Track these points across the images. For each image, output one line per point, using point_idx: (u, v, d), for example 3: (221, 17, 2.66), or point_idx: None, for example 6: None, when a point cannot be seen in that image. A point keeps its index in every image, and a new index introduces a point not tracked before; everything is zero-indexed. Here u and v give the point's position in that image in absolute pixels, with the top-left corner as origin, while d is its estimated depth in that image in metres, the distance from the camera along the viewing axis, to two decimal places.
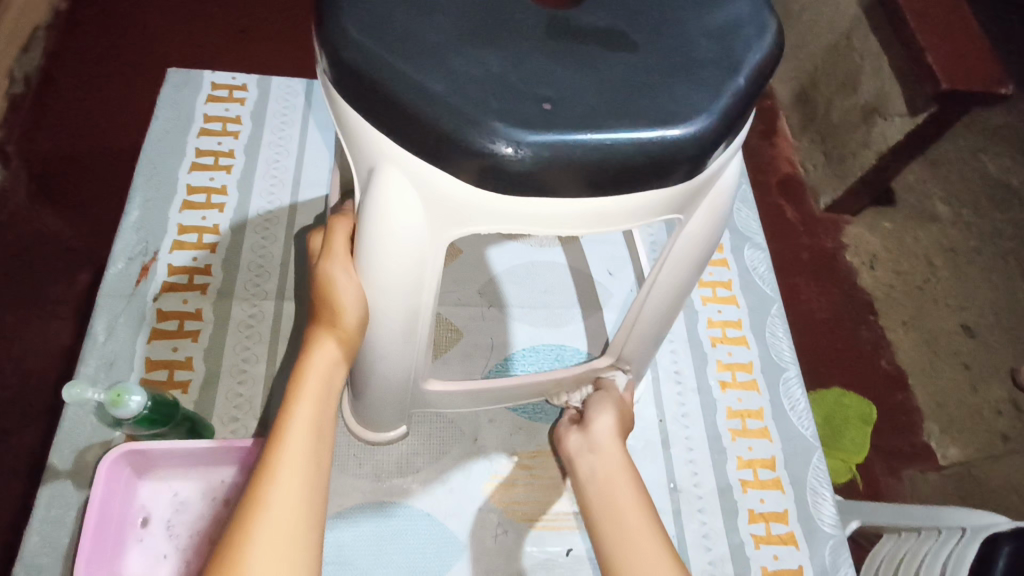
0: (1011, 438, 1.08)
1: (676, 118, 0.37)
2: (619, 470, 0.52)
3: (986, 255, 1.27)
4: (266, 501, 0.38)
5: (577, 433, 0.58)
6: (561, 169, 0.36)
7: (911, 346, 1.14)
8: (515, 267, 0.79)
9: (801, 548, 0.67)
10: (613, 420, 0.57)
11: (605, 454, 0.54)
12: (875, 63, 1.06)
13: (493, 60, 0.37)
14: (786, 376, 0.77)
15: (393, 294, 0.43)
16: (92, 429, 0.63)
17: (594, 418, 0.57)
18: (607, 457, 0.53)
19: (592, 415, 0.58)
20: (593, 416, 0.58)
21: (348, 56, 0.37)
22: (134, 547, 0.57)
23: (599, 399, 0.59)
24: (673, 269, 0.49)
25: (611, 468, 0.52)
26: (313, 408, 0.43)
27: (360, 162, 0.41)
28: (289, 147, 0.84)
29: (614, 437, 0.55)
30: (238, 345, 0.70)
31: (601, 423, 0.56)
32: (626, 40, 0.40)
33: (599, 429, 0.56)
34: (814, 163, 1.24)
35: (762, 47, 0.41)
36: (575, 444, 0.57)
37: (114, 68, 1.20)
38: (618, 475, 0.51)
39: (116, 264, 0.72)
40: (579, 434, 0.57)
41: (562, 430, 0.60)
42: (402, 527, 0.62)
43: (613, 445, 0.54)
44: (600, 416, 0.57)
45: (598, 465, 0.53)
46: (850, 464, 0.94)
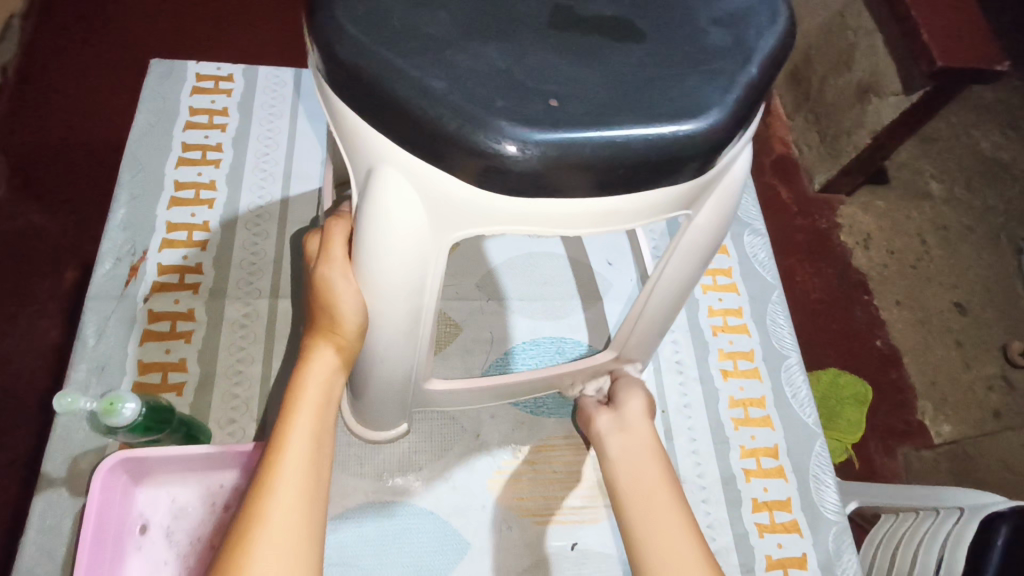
0: (1003, 414, 1.09)
1: (688, 112, 0.36)
2: (647, 453, 0.52)
3: (978, 232, 1.27)
4: (266, 516, 0.37)
5: (607, 414, 0.58)
6: (568, 169, 0.35)
7: (905, 326, 1.14)
8: (512, 259, 0.78)
9: (805, 536, 0.67)
10: (643, 402, 0.58)
11: (633, 436, 0.55)
12: (869, 41, 1.04)
13: (495, 56, 0.36)
14: (789, 363, 0.77)
15: (395, 297, 0.42)
16: (85, 435, 0.62)
17: (625, 402, 0.58)
18: (635, 439, 0.54)
19: (622, 399, 0.58)
20: (623, 398, 0.59)
21: (344, 53, 0.36)
22: (133, 555, 0.56)
23: (629, 384, 0.60)
24: (678, 264, 0.48)
25: (640, 452, 0.53)
26: (314, 416, 0.43)
27: (357, 164, 0.39)
28: (278, 139, 0.82)
29: (644, 420, 0.56)
30: (233, 345, 0.68)
31: (632, 407, 0.57)
32: (633, 31, 0.39)
33: (629, 412, 0.57)
34: (808, 143, 1.22)
35: (774, 34, 0.40)
36: (606, 423, 0.57)
37: (93, 57, 1.17)
38: (644, 458, 0.52)
39: (104, 264, 0.70)
40: (610, 414, 0.58)
41: (590, 410, 0.60)
42: (406, 526, 0.62)
43: (643, 428, 0.55)
44: (630, 400, 0.58)
45: (627, 445, 0.54)
46: (845, 444, 0.94)
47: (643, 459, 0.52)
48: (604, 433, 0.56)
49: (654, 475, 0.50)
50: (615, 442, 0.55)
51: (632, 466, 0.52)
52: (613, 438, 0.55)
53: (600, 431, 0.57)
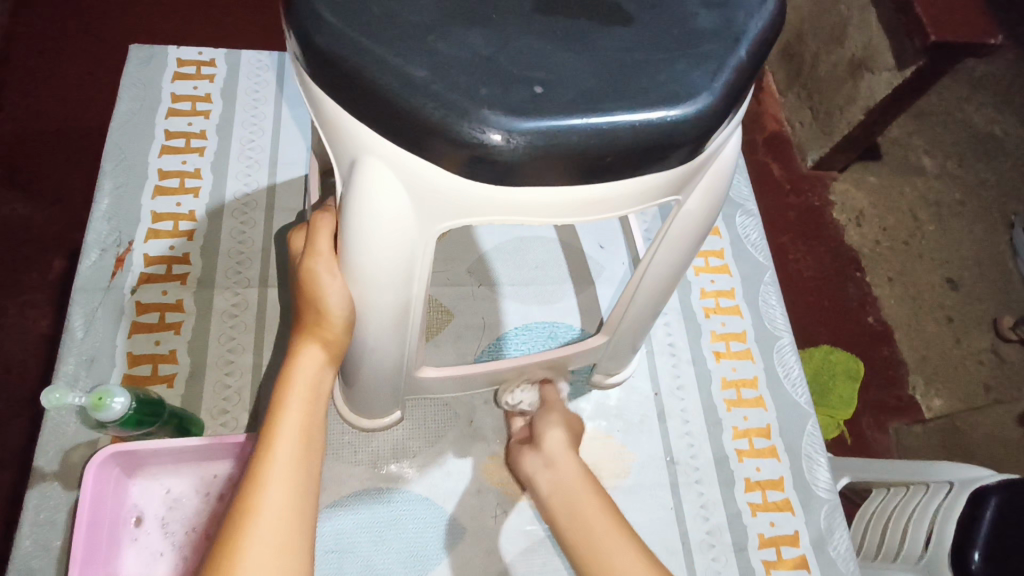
0: (993, 387, 1.10)
1: (676, 97, 0.35)
2: (579, 485, 0.51)
3: (970, 207, 1.26)
4: (257, 512, 0.37)
5: (530, 453, 0.56)
6: (554, 158, 0.34)
7: (897, 301, 1.14)
8: (503, 244, 0.77)
9: (797, 514, 0.67)
10: (563, 433, 0.57)
11: (560, 469, 0.53)
12: (863, 15, 1.03)
13: (480, 41, 0.35)
14: (781, 343, 0.77)
15: (381, 290, 0.42)
16: (77, 428, 0.62)
17: (545, 436, 0.57)
18: (565, 475, 0.52)
19: (542, 433, 0.57)
20: (542, 434, 0.57)
21: (322, 42, 0.35)
22: (129, 547, 0.56)
23: (547, 420, 0.58)
24: (668, 250, 0.47)
25: (570, 486, 0.51)
26: (303, 413, 0.42)
27: (341, 155, 0.39)
28: (264, 125, 0.81)
29: (568, 452, 0.54)
30: (223, 335, 0.68)
31: (553, 440, 0.56)
32: (621, 13, 0.38)
33: (551, 448, 0.55)
34: (801, 120, 1.21)
35: (764, 15, 0.39)
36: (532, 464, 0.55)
37: (71, 41, 1.14)
38: (578, 492, 0.51)
39: (89, 256, 0.69)
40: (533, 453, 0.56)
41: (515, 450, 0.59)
42: (401, 512, 0.62)
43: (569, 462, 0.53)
44: (550, 432, 0.57)
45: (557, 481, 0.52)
46: (837, 420, 0.96)
47: (575, 496, 0.50)
48: (534, 475, 0.54)
49: (592, 512, 0.49)
50: (546, 482, 0.53)
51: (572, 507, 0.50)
52: (543, 478, 0.53)
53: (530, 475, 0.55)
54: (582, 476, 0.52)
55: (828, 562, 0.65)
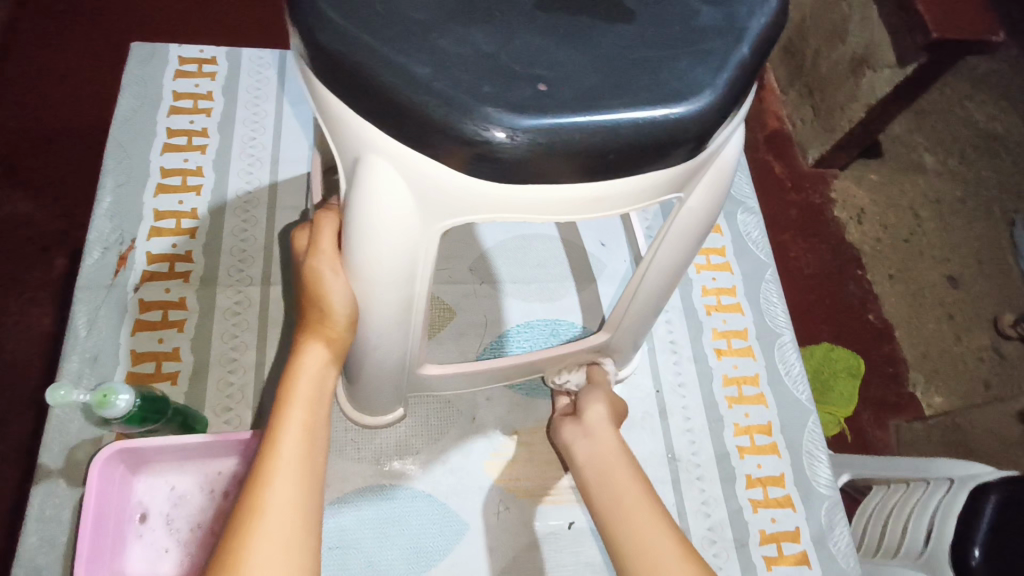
0: (993, 384, 1.10)
1: (680, 94, 0.35)
2: (617, 457, 0.51)
3: (971, 205, 1.26)
4: (263, 509, 0.37)
5: (570, 423, 0.56)
6: (557, 156, 0.34)
7: (898, 299, 1.14)
8: (504, 242, 0.77)
9: (797, 510, 0.68)
10: (606, 408, 0.57)
11: (600, 440, 0.53)
12: (864, 12, 1.03)
13: (483, 40, 0.35)
14: (782, 341, 0.77)
15: (385, 288, 0.42)
16: (81, 425, 0.62)
17: (586, 408, 0.57)
18: (604, 447, 0.52)
19: (584, 406, 0.57)
20: (585, 406, 0.57)
21: (326, 40, 0.35)
22: (134, 543, 0.56)
23: (591, 391, 0.58)
24: (670, 248, 0.47)
25: (608, 457, 0.51)
26: (307, 411, 0.42)
27: (345, 153, 0.39)
28: (265, 123, 0.81)
29: (609, 427, 0.54)
30: (226, 333, 0.68)
31: (595, 413, 0.56)
32: (622, 10, 0.38)
33: (593, 419, 0.55)
34: (802, 117, 1.21)
35: (766, 12, 0.39)
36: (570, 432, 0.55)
37: (72, 39, 1.14)
38: (615, 464, 0.51)
39: (92, 254, 0.70)
40: (573, 423, 0.56)
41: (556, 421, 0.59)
42: (404, 508, 0.62)
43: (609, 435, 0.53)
44: (593, 406, 0.57)
45: (594, 451, 0.52)
46: (838, 417, 0.96)
47: (612, 466, 0.50)
48: (572, 444, 0.54)
49: (626, 484, 0.49)
50: (585, 449, 0.53)
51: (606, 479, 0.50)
52: (582, 445, 0.54)
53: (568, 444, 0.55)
54: (621, 448, 0.52)
55: (828, 558, 0.66)
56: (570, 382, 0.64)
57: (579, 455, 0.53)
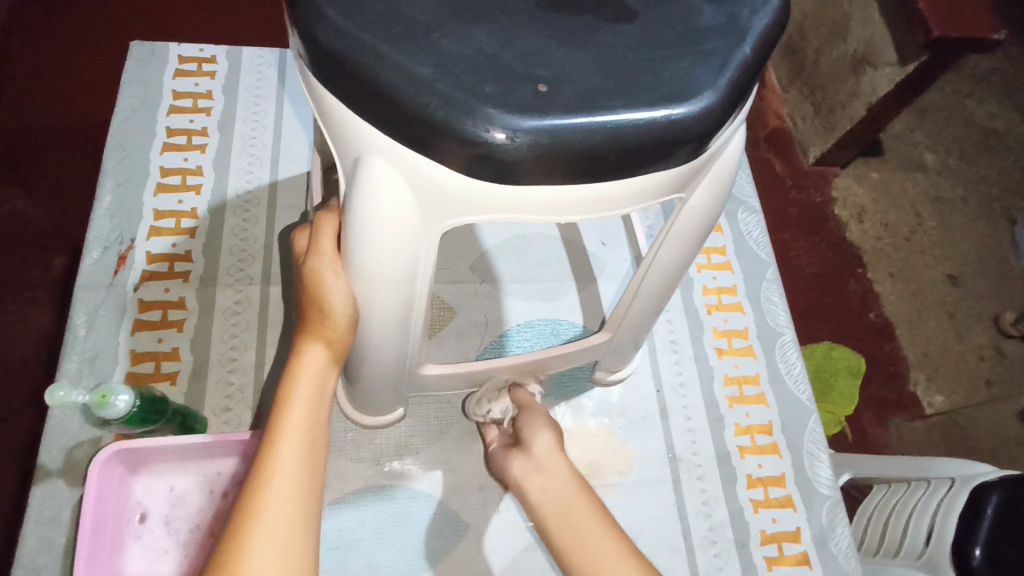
0: (994, 383, 1.10)
1: (682, 95, 0.35)
2: (571, 492, 0.50)
3: (972, 204, 1.26)
4: (261, 511, 0.37)
5: (518, 458, 0.55)
6: (558, 157, 0.34)
7: (898, 298, 1.14)
8: (505, 241, 0.77)
9: (799, 510, 0.68)
10: (552, 436, 0.55)
11: (550, 474, 0.52)
12: (865, 10, 1.03)
13: (484, 39, 0.35)
14: (783, 340, 0.77)
15: (385, 288, 0.42)
16: (80, 425, 0.62)
17: (533, 440, 0.55)
18: (556, 482, 0.51)
19: (529, 437, 0.55)
20: (531, 436, 0.55)
21: (326, 40, 0.35)
22: (133, 544, 0.56)
23: (533, 418, 0.57)
24: (671, 248, 0.47)
25: (562, 494, 0.50)
26: (306, 412, 0.42)
27: (345, 154, 0.38)
28: (265, 122, 0.81)
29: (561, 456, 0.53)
30: (226, 333, 0.68)
31: (541, 444, 0.54)
32: (626, 9, 0.38)
33: (542, 452, 0.54)
34: (802, 116, 1.21)
35: (768, 12, 0.39)
36: (520, 468, 0.54)
37: (72, 37, 1.14)
38: (570, 500, 0.50)
39: (91, 254, 0.69)
40: (522, 457, 0.54)
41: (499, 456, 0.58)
42: (404, 509, 0.62)
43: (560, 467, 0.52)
44: (538, 436, 0.55)
45: (547, 488, 0.51)
46: (838, 417, 0.95)
47: (567, 504, 0.49)
48: (522, 481, 0.53)
49: (587, 519, 0.48)
50: (537, 488, 0.51)
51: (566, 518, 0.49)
52: (534, 484, 0.52)
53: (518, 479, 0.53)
54: (575, 482, 0.51)
55: (829, 558, 0.66)
56: (496, 412, 0.62)
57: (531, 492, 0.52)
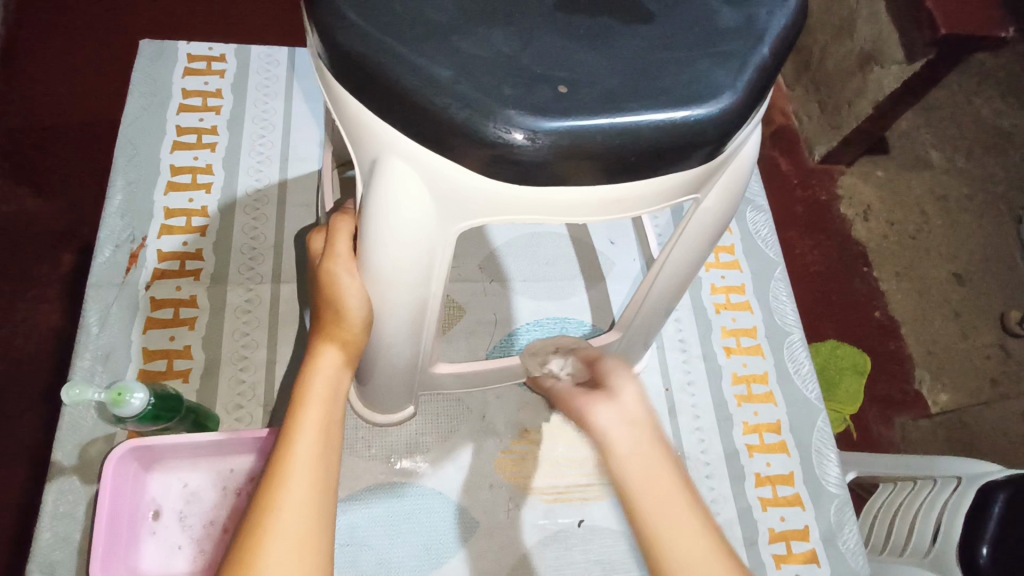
0: (999, 382, 1.10)
1: (700, 96, 0.35)
2: (659, 457, 0.43)
3: (977, 202, 1.26)
4: (278, 507, 0.37)
5: (602, 403, 0.47)
6: (575, 159, 0.34)
7: (904, 296, 1.14)
8: (514, 239, 0.77)
9: (807, 509, 0.68)
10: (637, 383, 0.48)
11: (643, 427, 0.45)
12: (873, 8, 1.03)
13: (503, 42, 0.35)
14: (791, 339, 0.77)
15: (401, 289, 0.42)
16: (93, 423, 0.62)
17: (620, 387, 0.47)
18: (646, 436, 0.44)
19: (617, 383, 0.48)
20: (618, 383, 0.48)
21: (346, 41, 0.35)
22: (148, 540, 0.57)
23: (616, 364, 0.51)
24: (682, 250, 0.48)
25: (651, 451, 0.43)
26: (322, 411, 0.43)
27: (363, 155, 0.39)
28: (275, 121, 0.81)
29: (647, 408, 0.46)
30: (237, 331, 0.68)
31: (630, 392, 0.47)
32: (643, 11, 0.38)
33: (630, 401, 0.46)
34: (808, 114, 1.21)
35: (785, 13, 0.39)
36: (607, 417, 0.46)
37: (79, 34, 1.14)
38: (659, 466, 0.43)
39: (103, 252, 0.70)
40: (607, 404, 0.47)
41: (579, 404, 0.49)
42: (415, 506, 0.62)
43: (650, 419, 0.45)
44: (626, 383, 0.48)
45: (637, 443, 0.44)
46: (844, 415, 0.95)
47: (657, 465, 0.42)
48: (606, 431, 0.45)
49: (676, 487, 0.42)
50: (626, 441, 0.44)
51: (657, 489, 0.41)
52: (621, 435, 0.44)
53: (601, 426, 0.45)
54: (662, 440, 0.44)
55: (837, 556, 0.66)
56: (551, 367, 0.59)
57: (617, 447, 0.44)
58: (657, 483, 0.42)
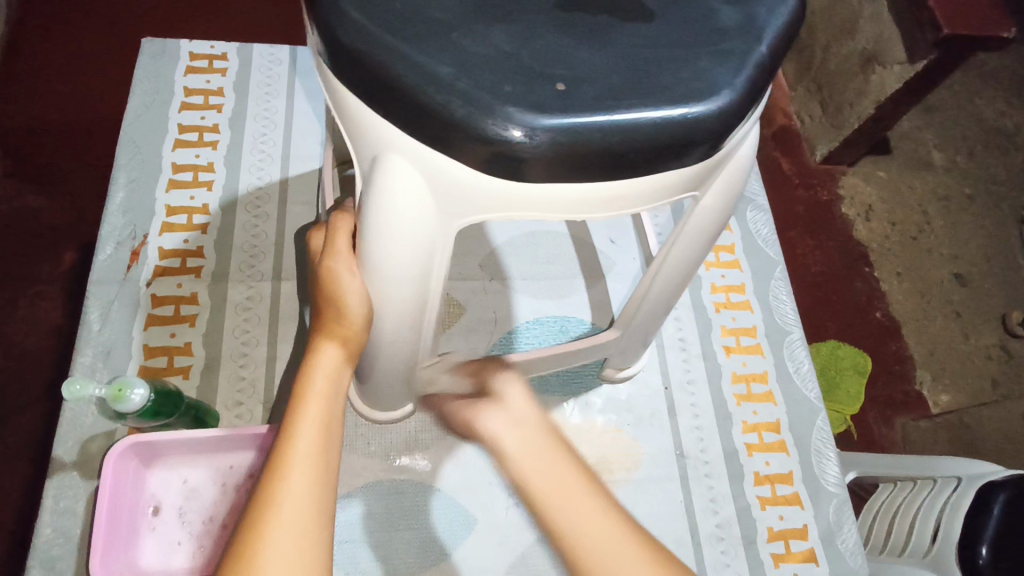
0: (1000, 383, 1.09)
1: (699, 94, 0.35)
2: (551, 450, 0.43)
3: (979, 203, 1.26)
4: (278, 501, 0.37)
5: (489, 409, 0.47)
6: (574, 157, 0.34)
7: (905, 296, 1.14)
8: (514, 238, 0.77)
9: (806, 508, 0.68)
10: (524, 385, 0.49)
11: (529, 424, 0.45)
12: (875, 7, 1.03)
13: (504, 40, 0.35)
14: (791, 338, 0.77)
15: (400, 286, 0.42)
16: (94, 419, 0.62)
17: (506, 392, 0.48)
18: (533, 431, 0.44)
19: (502, 389, 0.48)
20: (502, 388, 0.48)
21: (346, 38, 0.35)
22: (147, 536, 0.57)
23: (502, 372, 0.51)
24: (682, 249, 0.48)
25: (538, 442, 0.44)
26: (322, 407, 0.43)
27: (362, 151, 0.39)
28: (276, 119, 0.81)
29: (536, 408, 0.46)
30: (237, 328, 0.68)
31: (516, 395, 0.47)
32: (643, 10, 0.38)
33: (517, 403, 0.47)
34: (809, 114, 1.21)
35: (784, 12, 0.39)
36: (494, 421, 0.46)
37: (82, 33, 1.15)
38: (548, 454, 0.43)
39: (104, 249, 0.70)
40: (494, 409, 0.47)
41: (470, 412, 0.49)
42: (415, 503, 0.63)
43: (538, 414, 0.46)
44: (511, 388, 0.48)
45: (522, 439, 0.44)
46: (844, 415, 0.95)
47: (546, 452, 0.43)
48: (496, 436, 0.45)
49: (568, 470, 0.42)
50: (513, 440, 0.44)
51: (555, 482, 0.41)
52: (509, 436, 0.45)
53: (489, 430, 0.46)
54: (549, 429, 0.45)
55: (837, 555, 0.66)
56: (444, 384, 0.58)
57: (508, 449, 0.44)
58: (549, 471, 0.42)
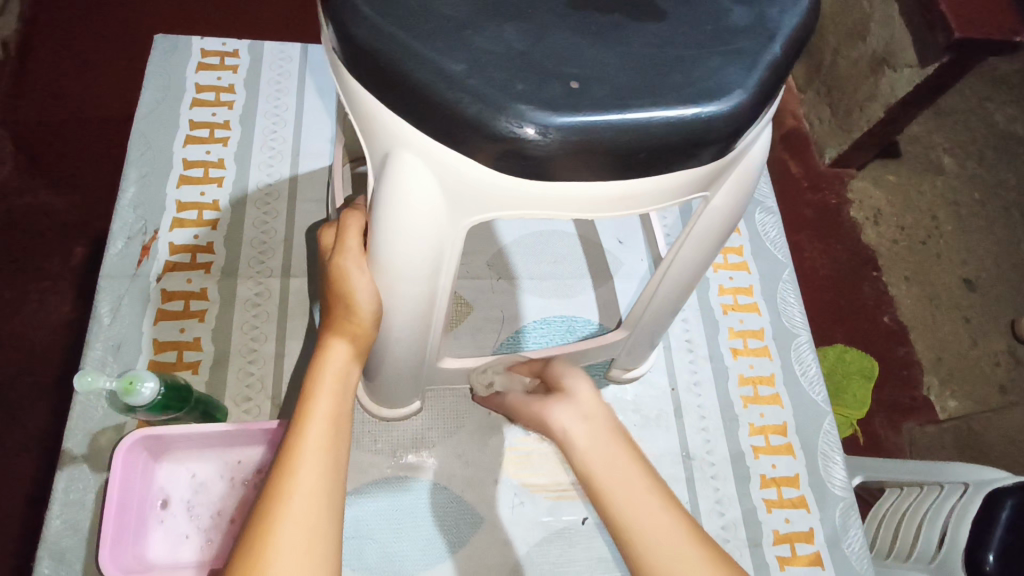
0: (1009, 389, 1.09)
1: (710, 94, 0.35)
2: (616, 445, 0.45)
3: (989, 208, 1.25)
4: (289, 495, 0.38)
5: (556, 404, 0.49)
6: (585, 155, 0.34)
7: (914, 301, 1.14)
8: (523, 237, 0.77)
9: (812, 511, 0.68)
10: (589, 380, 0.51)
11: (598, 420, 0.47)
12: (886, 11, 1.02)
13: (515, 38, 0.35)
14: (798, 341, 0.77)
15: (410, 283, 0.43)
16: (103, 413, 0.63)
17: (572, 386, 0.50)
18: (601, 429, 0.46)
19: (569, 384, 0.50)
20: (570, 382, 0.50)
21: (359, 35, 0.35)
22: (156, 529, 0.57)
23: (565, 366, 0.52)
24: (691, 250, 0.48)
25: (602, 439, 0.45)
26: (331, 402, 0.43)
27: (374, 148, 0.39)
28: (286, 116, 0.81)
29: (603, 404, 0.48)
30: (246, 324, 0.69)
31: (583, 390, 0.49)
32: (654, 9, 0.38)
33: (585, 398, 0.48)
34: (819, 117, 1.20)
35: (796, 12, 0.39)
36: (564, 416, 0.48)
37: (94, 29, 1.15)
38: (614, 451, 0.44)
39: (116, 244, 0.71)
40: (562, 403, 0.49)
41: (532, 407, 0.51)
42: (420, 501, 0.63)
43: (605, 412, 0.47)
44: (579, 382, 0.50)
45: (590, 437, 0.46)
46: (850, 420, 0.95)
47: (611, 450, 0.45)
48: (566, 429, 0.47)
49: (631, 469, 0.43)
50: (584, 437, 0.46)
51: (620, 479, 0.43)
52: (580, 432, 0.46)
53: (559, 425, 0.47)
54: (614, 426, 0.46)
55: (842, 559, 0.66)
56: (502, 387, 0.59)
57: (578, 444, 0.46)
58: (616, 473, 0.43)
